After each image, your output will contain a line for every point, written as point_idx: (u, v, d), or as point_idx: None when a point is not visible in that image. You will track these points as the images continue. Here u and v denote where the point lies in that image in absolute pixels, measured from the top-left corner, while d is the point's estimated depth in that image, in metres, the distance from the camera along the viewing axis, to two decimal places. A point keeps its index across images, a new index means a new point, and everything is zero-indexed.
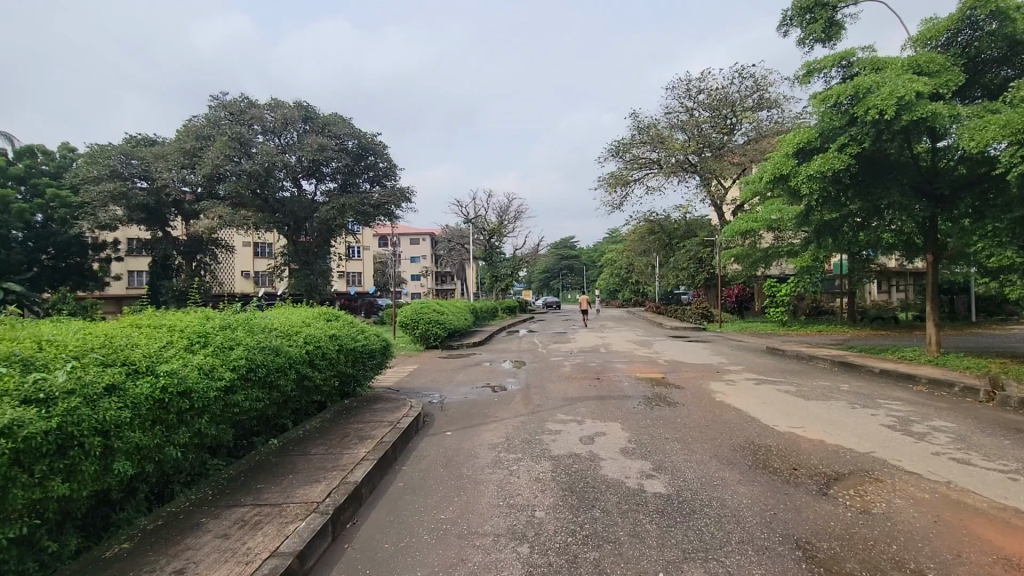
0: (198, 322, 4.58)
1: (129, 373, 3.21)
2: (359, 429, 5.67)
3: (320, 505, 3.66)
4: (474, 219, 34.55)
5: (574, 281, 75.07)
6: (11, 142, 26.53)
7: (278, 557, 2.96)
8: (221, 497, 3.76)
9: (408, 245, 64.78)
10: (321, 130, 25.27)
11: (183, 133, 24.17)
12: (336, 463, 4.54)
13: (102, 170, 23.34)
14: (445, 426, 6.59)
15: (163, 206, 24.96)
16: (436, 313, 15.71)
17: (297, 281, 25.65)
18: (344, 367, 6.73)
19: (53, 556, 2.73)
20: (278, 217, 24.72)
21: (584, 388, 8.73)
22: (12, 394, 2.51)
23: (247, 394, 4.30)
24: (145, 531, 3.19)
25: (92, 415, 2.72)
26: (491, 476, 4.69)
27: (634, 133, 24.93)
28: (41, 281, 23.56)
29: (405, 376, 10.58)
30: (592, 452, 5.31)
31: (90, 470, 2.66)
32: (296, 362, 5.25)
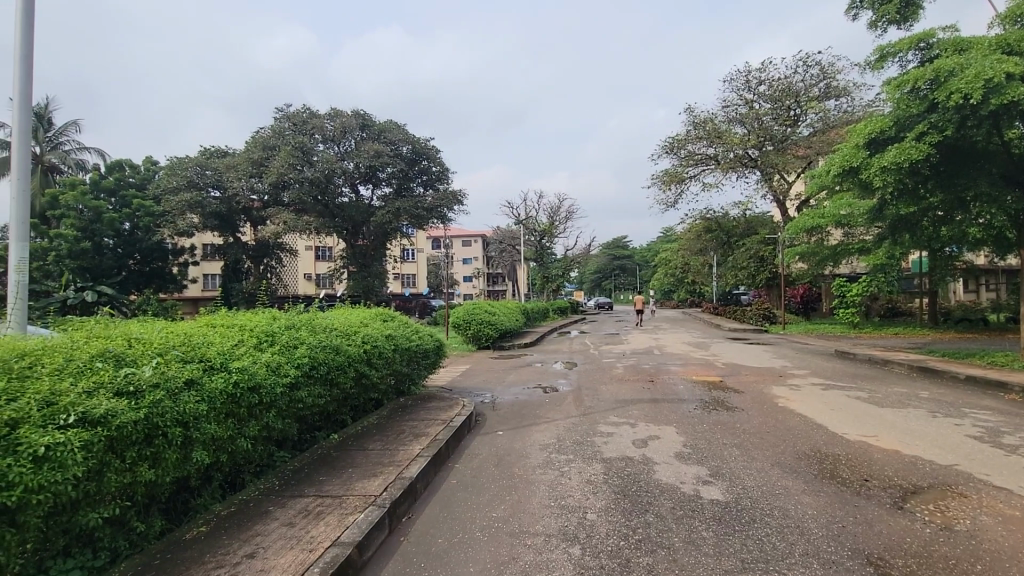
0: (266, 322, 4.86)
1: (205, 369, 3.45)
2: (414, 426, 5.82)
3: (377, 499, 3.79)
4: (525, 221, 34.70)
5: (626, 281, 73.69)
6: (103, 157, 29.29)
7: (339, 546, 3.10)
8: (286, 487, 3.97)
9: (460, 247, 65.79)
10: (377, 136, 26.22)
11: (251, 144, 25.73)
12: (392, 458, 4.70)
13: (180, 180, 25.24)
14: (497, 425, 6.67)
15: (235, 213, 26.85)
16: (488, 313, 15.91)
17: (355, 283, 26.67)
18: (400, 366, 6.93)
19: (141, 535, 2.97)
20: (338, 222, 25.77)
21: (637, 391, 8.56)
22: (107, 386, 2.76)
23: (310, 391, 4.53)
24: (220, 517, 3.43)
25: (174, 407, 2.96)
26: (543, 476, 4.70)
27: (689, 129, 24.15)
28: (128, 284, 25.52)
29: (458, 375, 10.77)
30: (646, 455, 5.21)
31: (172, 458, 2.90)
32: (354, 361, 5.47)
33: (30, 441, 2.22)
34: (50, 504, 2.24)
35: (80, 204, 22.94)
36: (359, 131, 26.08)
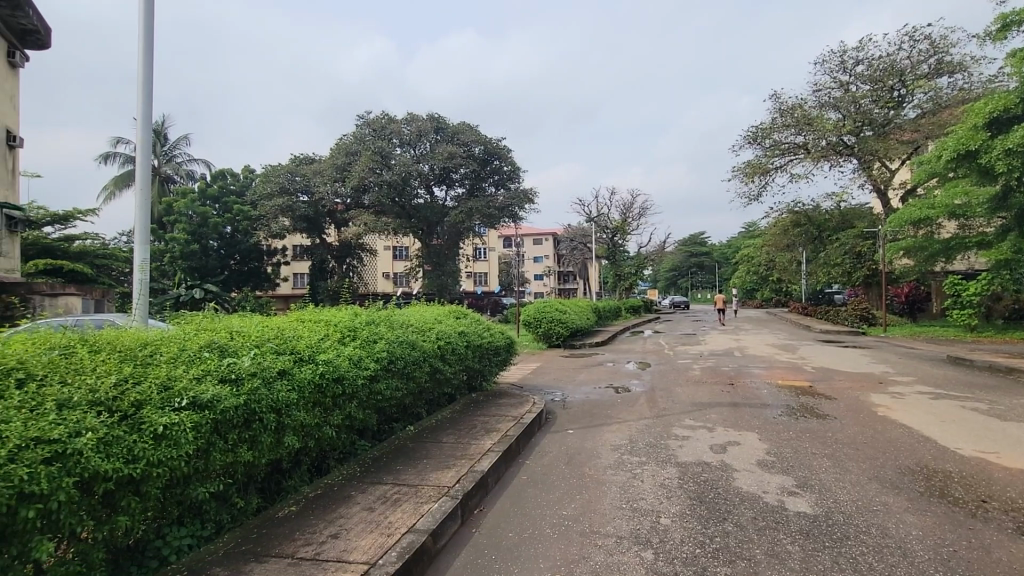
0: (348, 318, 5.16)
1: (295, 361, 3.73)
2: (486, 422, 5.94)
3: (450, 490, 3.91)
4: (597, 218, 34.22)
5: (705, 280, 70.60)
6: (209, 167, 32.44)
7: (415, 533, 3.23)
8: (367, 474, 4.20)
9: (531, 245, 66.18)
10: (451, 138, 26.99)
11: (336, 150, 27.29)
12: (466, 451, 4.83)
13: (274, 187, 27.10)
14: (567, 424, 6.62)
15: (321, 216, 28.44)
16: (559, 312, 15.88)
17: (430, 282, 27.67)
18: (472, 362, 7.09)
19: (241, 511, 3.26)
20: (413, 222, 26.73)
21: (716, 394, 8.16)
22: (214, 373, 3.06)
23: (389, 384, 4.75)
24: (309, 498, 3.69)
25: (269, 395, 3.22)
26: (614, 477, 4.62)
27: (776, 116, 22.61)
28: (230, 283, 28.25)
29: (529, 373, 10.81)
30: (724, 461, 4.97)
31: (267, 442, 3.16)
32: (429, 356, 5.66)
33: (152, 420, 2.51)
34: (167, 477, 2.51)
35: (190, 211, 25.97)
36: (434, 134, 26.95)
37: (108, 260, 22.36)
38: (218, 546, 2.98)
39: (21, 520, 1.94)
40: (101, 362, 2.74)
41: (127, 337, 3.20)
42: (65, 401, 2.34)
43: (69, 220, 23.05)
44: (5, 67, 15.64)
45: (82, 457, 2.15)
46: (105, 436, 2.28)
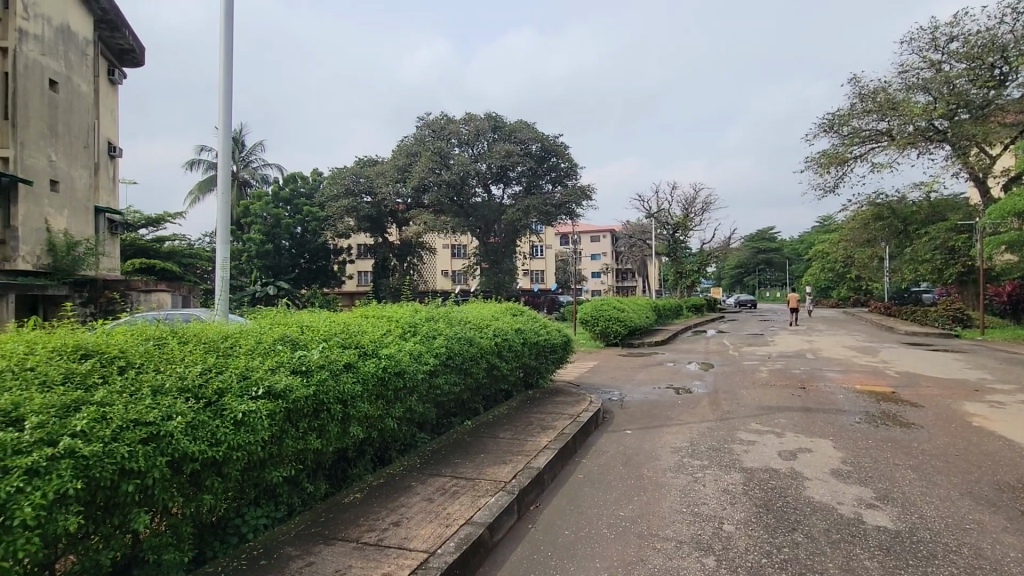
0: (409, 314, 5.33)
1: (360, 354, 3.89)
2: (543, 419, 5.95)
3: (507, 485, 3.95)
4: (657, 214, 33.32)
5: (774, 277, 67.07)
6: (281, 171, 34.42)
7: (472, 525, 3.30)
8: (427, 466, 4.32)
9: (589, 243, 65.51)
10: (508, 136, 27.18)
11: (397, 152, 28.14)
12: (522, 447, 4.86)
13: (340, 188, 28.38)
14: (625, 424, 6.51)
15: (383, 216, 29.49)
16: (617, 310, 15.62)
17: (487, 281, 28.02)
18: (529, 359, 7.12)
19: (311, 495, 3.46)
20: (471, 221, 27.11)
21: (785, 398, 7.74)
22: (286, 364, 3.25)
23: (448, 379, 4.87)
24: (372, 486, 3.85)
25: (335, 387, 3.38)
26: (674, 480, 4.50)
27: (855, 102, 21.07)
28: (300, 280, 29.89)
29: (586, 372, 10.71)
30: (794, 469, 4.71)
31: (333, 431, 3.33)
32: (487, 353, 5.75)
33: (233, 407, 2.70)
34: (245, 460, 2.70)
35: (265, 212, 27.72)
36: (491, 133, 27.23)
37: (194, 259, 24.30)
38: (290, 527, 3.18)
39: (123, 492, 2.15)
40: (189, 353, 2.99)
41: (211, 330, 3.47)
42: (159, 387, 2.56)
43: (160, 223, 25.25)
44: (107, 85, 17.32)
45: (173, 439, 2.35)
46: (192, 420, 2.48)
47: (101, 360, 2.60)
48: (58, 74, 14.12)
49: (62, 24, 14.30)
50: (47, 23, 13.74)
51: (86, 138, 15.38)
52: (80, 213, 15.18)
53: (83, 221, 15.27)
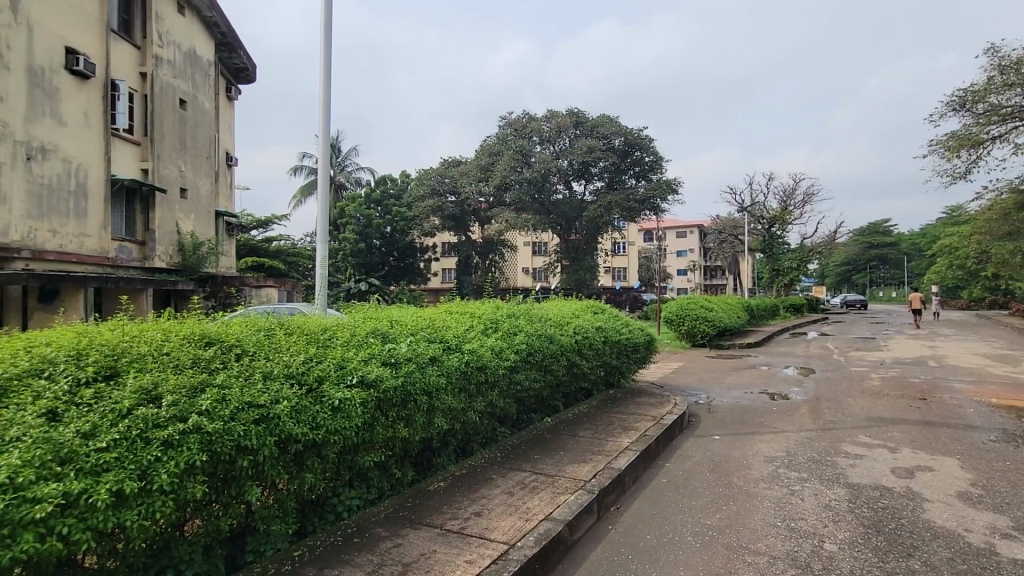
0: (491, 311, 5.45)
1: (444, 348, 4.04)
2: (624, 419, 5.82)
3: (587, 484, 3.91)
4: (751, 208, 31.29)
5: (888, 275, 60.61)
6: (373, 174, 36.40)
7: (551, 522, 3.31)
8: (507, 460, 4.40)
9: (675, 239, 63.12)
10: (590, 132, 26.77)
11: (480, 152, 28.63)
12: (602, 447, 4.79)
13: (426, 189, 29.61)
14: (712, 429, 6.18)
15: (466, 215, 30.35)
16: (705, 309, 14.89)
17: (568, 278, 27.95)
18: (610, 358, 7.00)
19: (398, 481, 3.65)
20: (552, 218, 27.12)
21: (901, 409, 6.95)
22: (378, 356, 3.46)
23: (528, 374, 4.92)
24: (455, 476, 3.98)
25: (421, 378, 3.54)
26: (768, 492, 4.21)
27: (992, 75, 18.37)
28: (390, 278, 31.64)
29: (670, 372, 10.33)
30: (910, 488, 4.23)
31: (420, 422, 3.50)
32: (567, 350, 5.73)
33: (331, 394, 2.93)
34: (341, 444, 2.91)
35: (358, 214, 29.59)
36: (573, 129, 26.92)
37: (297, 258, 26.54)
38: (381, 509, 3.37)
39: (239, 467, 2.41)
40: (294, 343, 3.27)
41: (313, 322, 3.78)
42: (268, 372, 2.83)
43: (269, 224, 27.73)
44: (225, 101, 19.33)
45: (280, 421, 2.59)
46: (296, 405, 2.71)
47: (221, 347, 2.90)
48: (187, 94, 15.98)
49: (189, 48, 16.15)
50: (178, 49, 15.58)
51: (208, 150, 17.25)
52: (204, 217, 17.09)
53: (206, 224, 17.19)
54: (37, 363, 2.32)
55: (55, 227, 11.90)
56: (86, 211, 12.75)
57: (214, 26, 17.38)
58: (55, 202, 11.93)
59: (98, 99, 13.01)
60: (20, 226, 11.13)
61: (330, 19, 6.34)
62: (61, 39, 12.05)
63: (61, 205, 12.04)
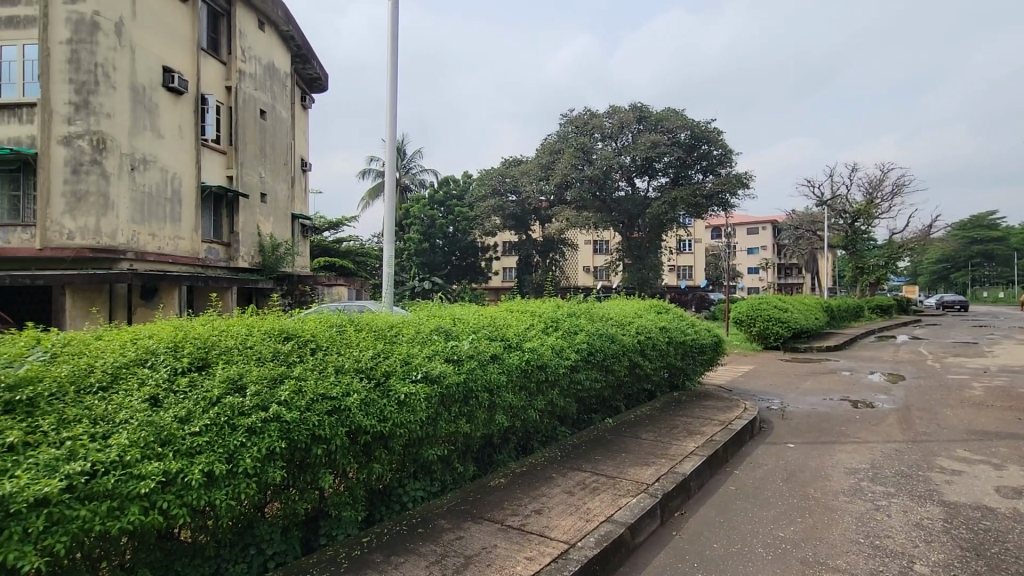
0: (552, 309, 5.45)
1: (505, 346, 4.09)
2: (689, 423, 5.62)
3: (650, 488, 3.82)
4: (831, 202, 29.22)
5: (993, 274, 54.61)
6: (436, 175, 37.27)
7: (612, 524, 3.27)
8: (567, 459, 4.38)
9: (745, 236, 60.15)
10: (654, 126, 26.06)
11: (541, 150, 28.54)
12: (666, 450, 4.66)
13: (488, 189, 30.05)
14: (786, 437, 5.83)
15: (527, 214, 30.47)
16: (779, 310, 14.09)
17: (630, 276, 27.41)
18: (675, 359, 6.78)
19: (460, 475, 3.72)
20: (614, 216, 26.67)
21: (1008, 422, 6.25)
22: (441, 352, 3.55)
23: (589, 374, 4.87)
24: (515, 473, 4.01)
25: (483, 375, 3.61)
26: (849, 505, 3.93)
27: None
28: (452, 276, 32.41)
29: (739, 376, 9.85)
30: (1017, 510, 3.80)
31: (481, 418, 3.56)
32: (629, 350, 5.61)
33: (398, 389, 3.05)
34: (406, 437, 3.02)
35: (422, 215, 30.49)
36: (636, 124, 26.30)
37: (366, 258, 27.77)
38: (444, 501, 3.47)
39: (314, 455, 2.56)
40: (363, 339, 3.43)
41: (381, 319, 3.94)
42: (340, 366, 2.98)
43: (339, 226, 29.17)
44: (300, 109, 20.53)
45: (350, 413, 2.72)
46: (365, 398, 2.84)
47: (298, 342, 3.10)
48: (266, 105, 17.12)
49: (268, 62, 17.29)
50: (258, 63, 16.71)
51: (285, 157, 18.39)
52: (282, 219, 18.24)
53: (283, 226, 18.33)
54: (141, 354, 2.57)
55: (154, 231, 13.12)
56: (180, 216, 13.97)
57: (290, 39, 18.49)
58: (154, 208, 13.14)
59: (190, 113, 14.22)
60: (125, 230, 12.37)
61: (395, 26, 6.57)
62: (157, 58, 13.25)
63: (159, 210, 13.25)
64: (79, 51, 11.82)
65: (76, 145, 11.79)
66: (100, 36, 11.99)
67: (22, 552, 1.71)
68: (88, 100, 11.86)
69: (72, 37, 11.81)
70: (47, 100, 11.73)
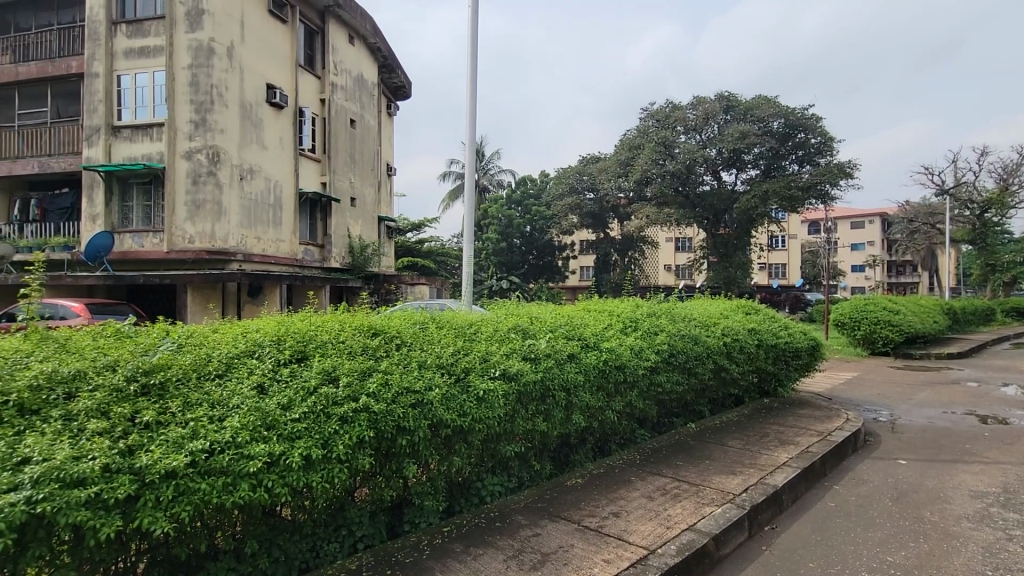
0: (631, 309, 5.33)
1: (583, 346, 4.05)
2: (781, 432, 5.25)
3: (737, 498, 3.62)
4: (954, 191, 26.03)
5: None
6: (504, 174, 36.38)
7: (695, 533, 3.14)
8: (647, 463, 4.25)
9: (849, 230, 55.05)
10: (743, 116, 24.62)
11: (620, 146, 27.85)
12: (754, 460, 4.39)
13: (565, 188, 29.96)
14: (896, 453, 5.27)
15: (605, 212, 29.96)
16: (889, 312, 12.76)
17: (715, 275, 26.11)
18: (765, 364, 6.36)
19: (537, 473, 3.75)
20: (698, 212, 25.51)
21: None
22: (518, 351, 3.60)
23: (671, 378, 4.70)
24: (592, 474, 3.97)
25: (559, 375, 3.61)
26: (974, 533, 3.48)
27: None
28: (529, 275, 32.65)
29: (841, 383, 9.05)
30: None
31: (558, 417, 3.57)
32: (714, 353, 5.35)
33: (477, 385, 3.13)
34: (484, 432, 3.09)
35: (500, 215, 31.01)
36: (723, 115, 24.99)
37: (446, 258, 28.74)
38: (522, 497, 3.51)
39: (400, 444, 2.70)
40: (444, 335, 3.56)
41: (461, 317, 4.06)
42: (423, 361, 3.11)
43: (422, 227, 30.42)
44: (386, 116, 21.63)
45: (431, 406, 2.84)
46: (446, 392, 2.95)
47: (384, 338, 3.27)
48: (356, 114, 18.22)
49: (358, 74, 18.40)
50: (349, 75, 17.81)
51: (373, 163, 19.48)
52: (369, 222, 19.34)
53: (370, 228, 19.42)
54: (250, 346, 2.84)
55: (259, 234, 14.49)
56: (281, 221, 15.26)
57: (377, 50, 19.52)
58: (259, 214, 14.48)
59: (289, 125, 15.48)
60: (235, 234, 13.75)
61: (476, 31, 6.73)
62: (261, 76, 14.55)
63: (263, 215, 14.59)
64: (198, 75, 13.25)
65: (196, 159, 13.24)
66: (215, 59, 13.36)
67: (155, 517, 1.94)
68: (205, 118, 13.27)
69: (192, 62, 13.26)
70: (173, 120, 13.25)
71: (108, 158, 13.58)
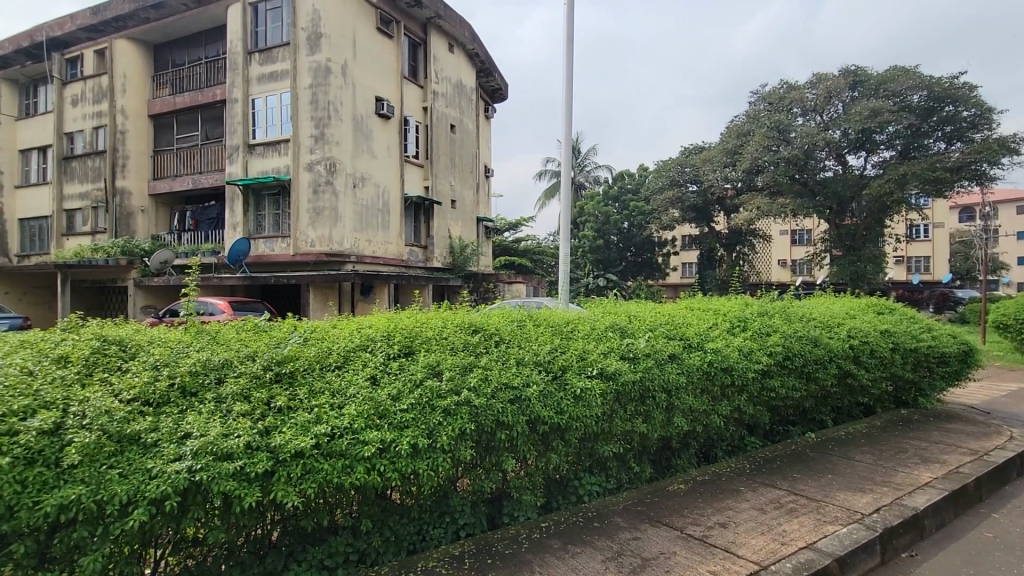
0: (740, 308, 4.99)
1: (685, 346, 3.87)
2: (923, 448, 4.62)
3: (865, 518, 3.25)
4: None
5: None
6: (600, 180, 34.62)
7: (814, 552, 2.87)
8: (758, 473, 3.97)
9: (1014, 216, 46.75)
10: (874, 91, 22.01)
11: (727, 134, 26.13)
12: (888, 478, 3.91)
13: (666, 181, 28.80)
14: None
15: (710, 204, 28.27)
16: None
17: (840, 270, 23.52)
18: (902, 371, 5.63)
19: (636, 476, 3.66)
20: (819, 201, 23.14)
21: None
22: (616, 350, 3.52)
23: (786, 381, 4.34)
24: (696, 480, 3.77)
25: (659, 377, 3.48)
26: None
27: None
28: (628, 272, 31.79)
29: (1004, 396, 7.70)
30: None
31: (659, 418, 3.45)
32: (837, 357, 4.84)
33: (575, 383, 3.12)
34: (582, 430, 3.07)
35: (597, 211, 30.55)
36: (849, 91, 22.53)
37: (542, 256, 28.90)
38: (619, 498, 3.44)
39: (499, 439, 2.78)
40: (542, 333, 3.59)
41: (558, 316, 4.07)
42: (521, 359, 3.16)
43: (519, 227, 30.89)
44: (484, 120, 22.27)
45: (528, 402, 2.89)
46: (544, 389, 2.99)
47: (484, 335, 3.37)
48: (455, 119, 18.98)
49: (457, 80, 19.13)
50: (449, 82, 18.58)
51: (472, 165, 20.16)
52: (469, 223, 20.02)
53: (470, 229, 20.10)
54: (363, 341, 3.08)
55: (370, 237, 15.64)
56: (389, 224, 16.34)
57: (475, 56, 20.14)
58: (370, 218, 15.64)
59: (395, 134, 16.53)
60: (350, 237, 14.99)
61: (571, 28, 6.70)
62: (371, 90, 15.68)
63: (373, 219, 15.73)
64: (317, 93, 14.58)
65: (316, 170, 14.59)
66: (332, 78, 14.63)
67: (287, 491, 2.18)
68: (323, 132, 14.56)
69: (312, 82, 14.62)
70: (297, 135, 14.73)
71: (245, 172, 15.42)
